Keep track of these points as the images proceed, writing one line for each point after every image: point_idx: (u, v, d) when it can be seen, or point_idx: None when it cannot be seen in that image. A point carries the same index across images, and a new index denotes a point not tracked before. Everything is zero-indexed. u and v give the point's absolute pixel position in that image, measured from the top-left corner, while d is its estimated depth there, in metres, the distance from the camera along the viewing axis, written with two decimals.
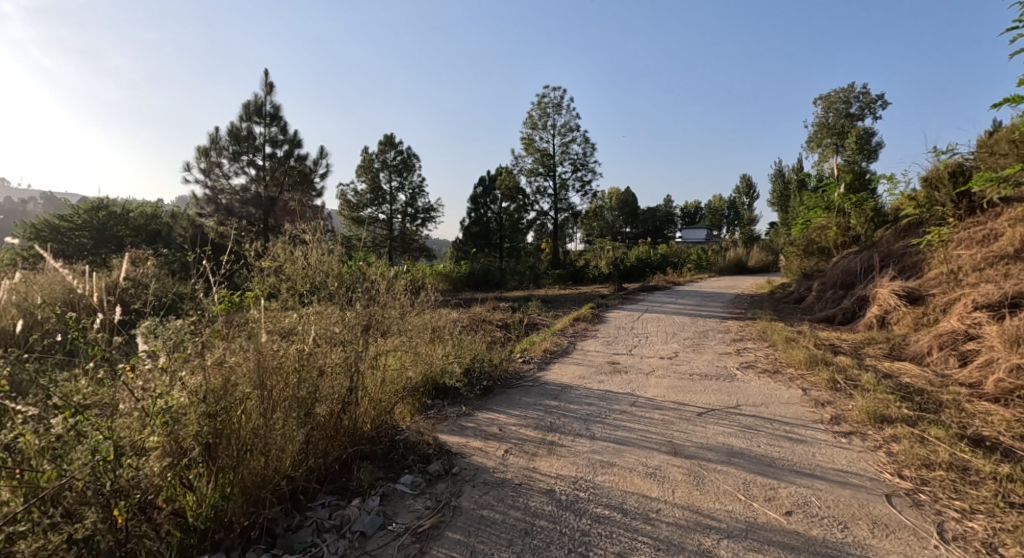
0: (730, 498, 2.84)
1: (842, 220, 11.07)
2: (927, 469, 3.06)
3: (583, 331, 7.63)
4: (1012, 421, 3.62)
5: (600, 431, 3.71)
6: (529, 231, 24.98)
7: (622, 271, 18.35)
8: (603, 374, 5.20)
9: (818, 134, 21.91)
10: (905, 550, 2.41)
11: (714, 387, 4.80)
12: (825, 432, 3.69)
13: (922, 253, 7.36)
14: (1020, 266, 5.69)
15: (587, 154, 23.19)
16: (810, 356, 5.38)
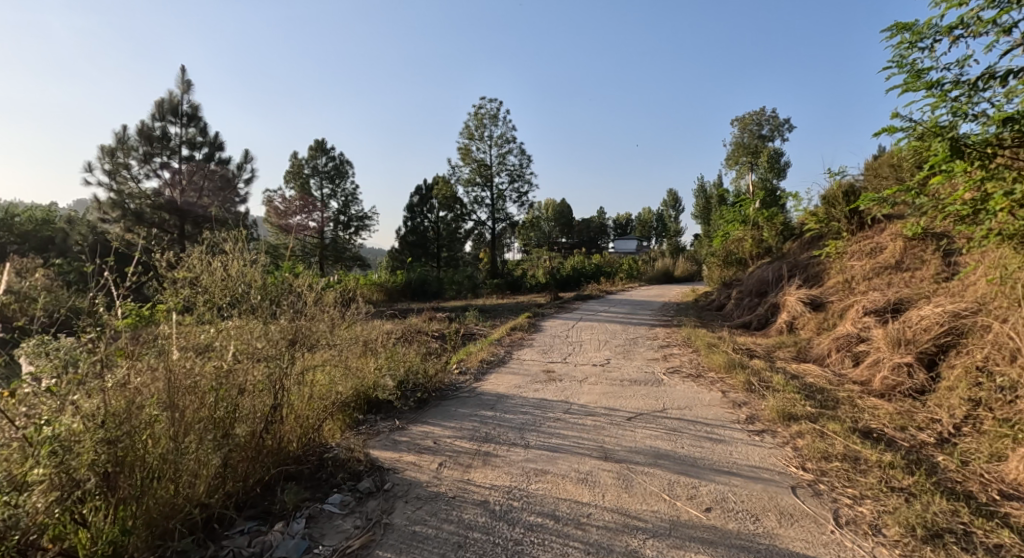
0: (656, 498, 2.98)
1: (756, 233, 11.98)
2: (825, 461, 3.36)
3: (519, 340, 7.71)
4: (896, 415, 4.05)
5: (534, 439, 3.76)
6: (468, 240, 25.03)
7: (559, 280, 18.78)
8: (538, 383, 5.28)
9: (735, 153, 23.60)
10: (806, 536, 2.63)
11: (642, 392, 5.01)
12: (741, 431, 3.96)
13: (823, 264, 8.10)
14: (901, 276, 6.40)
15: (522, 165, 23.59)
16: (728, 360, 5.76)
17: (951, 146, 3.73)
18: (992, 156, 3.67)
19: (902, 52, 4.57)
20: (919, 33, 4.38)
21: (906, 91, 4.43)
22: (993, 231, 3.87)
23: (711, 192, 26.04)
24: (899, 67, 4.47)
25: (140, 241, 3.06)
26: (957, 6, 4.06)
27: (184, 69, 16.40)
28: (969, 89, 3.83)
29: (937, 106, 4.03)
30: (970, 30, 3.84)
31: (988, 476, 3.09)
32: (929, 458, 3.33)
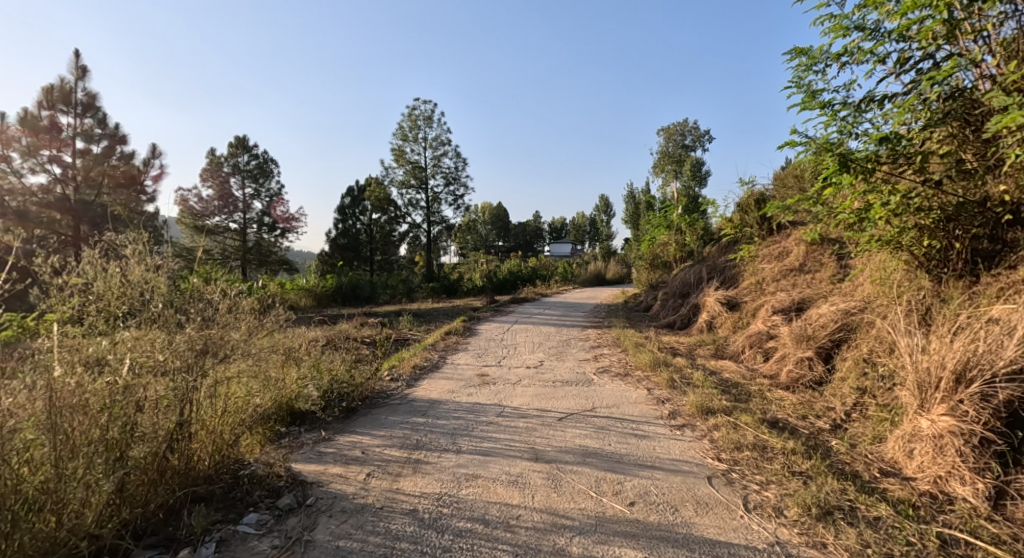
0: (583, 496, 3.06)
1: (679, 238, 12.66)
2: (738, 451, 3.61)
3: (453, 344, 7.65)
4: (799, 405, 4.43)
5: (465, 444, 3.75)
6: (401, 243, 24.56)
7: (495, 283, 18.87)
8: (472, 387, 5.26)
9: (661, 162, 24.81)
10: (719, 522, 2.80)
11: (573, 392, 5.13)
12: (663, 426, 4.16)
13: (739, 267, 8.69)
14: (803, 277, 7.00)
15: (457, 168, 23.54)
16: (654, 359, 6.04)
17: (838, 161, 4.13)
18: (872, 170, 4.11)
19: (800, 73, 5.01)
20: (813, 57, 4.82)
21: (803, 110, 4.85)
22: (875, 238, 4.39)
23: (639, 198, 27.19)
24: (797, 88, 4.90)
25: (19, 244, 2.73)
26: (843, 36, 4.52)
27: (78, 54, 14.93)
28: (853, 111, 4.28)
29: (827, 124, 4.46)
30: (853, 58, 4.28)
31: (872, 457, 3.43)
32: (824, 444, 3.65)
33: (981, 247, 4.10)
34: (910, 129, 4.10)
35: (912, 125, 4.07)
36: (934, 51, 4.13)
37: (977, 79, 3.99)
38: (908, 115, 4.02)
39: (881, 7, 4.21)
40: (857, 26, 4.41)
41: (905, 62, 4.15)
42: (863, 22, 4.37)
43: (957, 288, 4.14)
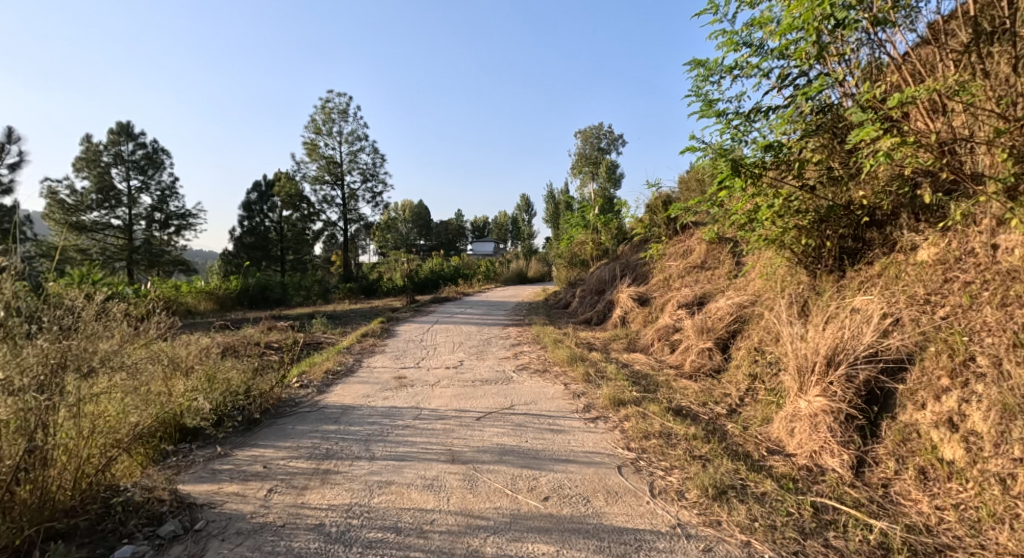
0: (499, 495, 3.04)
1: (595, 237, 13.13)
2: (646, 440, 3.77)
3: (370, 347, 7.36)
4: (700, 393, 4.74)
5: (379, 450, 3.60)
6: (318, 242, 23.28)
7: (417, 283, 18.48)
8: (388, 390, 5.08)
9: (578, 163, 25.60)
10: (627, 510, 2.91)
11: (492, 391, 5.13)
12: (578, 420, 4.27)
13: (649, 264, 9.17)
14: (705, 273, 7.51)
15: (375, 164, 22.84)
16: (570, 355, 6.20)
17: (730, 166, 4.44)
18: (759, 175, 4.47)
19: (698, 82, 5.35)
20: (710, 69, 5.16)
21: (702, 117, 5.18)
22: (762, 237, 4.79)
23: (560, 198, 27.86)
24: (696, 96, 5.22)
25: None
26: (734, 50, 4.88)
27: None
28: (744, 120, 4.63)
29: (722, 131, 4.79)
30: (744, 71, 4.63)
31: (761, 437, 3.74)
32: (721, 428, 3.93)
33: (847, 246, 4.56)
34: (790, 139, 4.51)
35: (791, 135, 4.48)
36: (809, 69, 4.57)
37: (842, 96, 4.49)
38: (788, 127, 4.42)
39: (765, 26, 4.60)
40: (746, 42, 4.77)
41: (785, 77, 4.56)
42: (750, 38, 4.74)
43: (828, 282, 4.62)
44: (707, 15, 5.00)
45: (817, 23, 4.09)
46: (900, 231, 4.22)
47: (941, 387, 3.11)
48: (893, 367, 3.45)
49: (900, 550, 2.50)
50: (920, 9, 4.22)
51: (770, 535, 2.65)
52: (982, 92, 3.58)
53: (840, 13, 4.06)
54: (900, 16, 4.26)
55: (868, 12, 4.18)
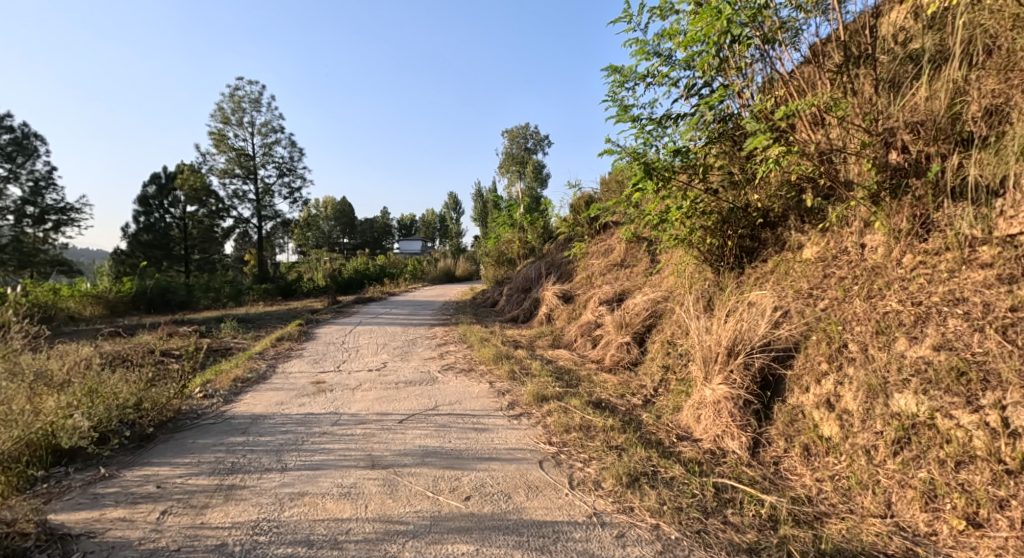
0: (420, 497, 3.00)
1: (522, 236, 13.30)
2: (566, 433, 3.88)
3: (286, 351, 6.99)
4: (618, 386, 4.96)
5: (292, 460, 3.43)
6: (228, 240, 21.69)
7: (340, 283, 17.76)
8: (304, 396, 4.84)
9: (505, 163, 25.82)
10: (546, 503, 2.98)
11: (416, 392, 5.05)
12: (502, 417, 4.31)
13: (573, 263, 9.43)
14: (625, 271, 7.84)
15: (291, 158, 21.69)
16: (496, 353, 6.25)
17: (643, 168, 4.68)
18: (669, 178, 4.75)
19: (614, 89, 5.58)
20: (625, 75, 5.40)
21: (618, 122, 5.41)
22: (673, 237, 5.09)
23: (487, 197, 27.94)
24: (613, 101, 5.44)
25: None
26: (646, 59, 5.14)
27: None
28: (656, 125, 4.89)
29: (636, 136, 5.03)
30: (655, 79, 4.89)
31: (672, 425, 3.98)
32: (637, 419, 4.13)
33: (745, 245, 4.94)
34: (695, 145, 4.82)
35: (697, 141, 4.80)
36: (711, 80, 4.92)
37: (740, 107, 4.87)
38: (695, 133, 4.72)
39: (673, 38, 4.88)
40: (657, 52, 5.04)
41: (691, 87, 4.87)
42: (660, 49, 5.01)
43: (729, 278, 4.99)
44: (621, 24, 5.22)
45: (716, 37, 4.40)
46: (788, 232, 4.64)
47: (820, 371, 3.46)
48: (783, 355, 3.79)
49: (786, 520, 2.76)
50: (803, 31, 4.67)
51: (676, 516, 2.82)
52: (851, 109, 4.04)
53: (735, 30, 4.40)
54: (787, 37, 4.69)
55: (759, 31, 4.58)
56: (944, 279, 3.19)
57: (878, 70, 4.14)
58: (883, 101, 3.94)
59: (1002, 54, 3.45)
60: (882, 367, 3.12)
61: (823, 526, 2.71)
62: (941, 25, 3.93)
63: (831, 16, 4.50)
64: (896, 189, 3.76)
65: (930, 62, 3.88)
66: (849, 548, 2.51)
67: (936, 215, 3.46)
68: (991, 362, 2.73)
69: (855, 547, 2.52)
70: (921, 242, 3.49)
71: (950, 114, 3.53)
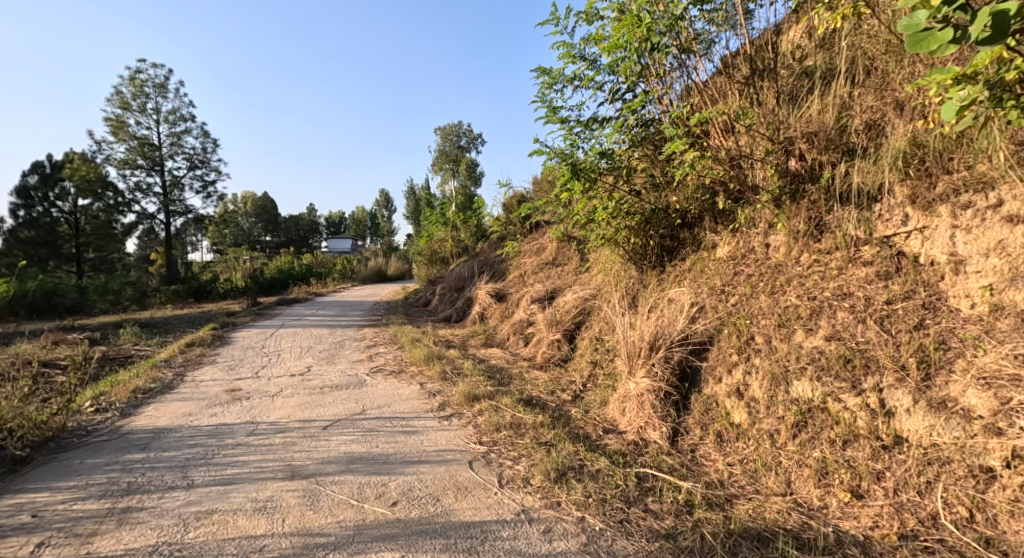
0: (343, 507, 2.89)
1: (455, 235, 13.17)
2: (497, 432, 3.89)
3: (197, 358, 6.48)
4: (549, 382, 5.05)
5: (201, 476, 3.18)
6: (130, 238, 19.82)
7: (262, 283, 16.73)
8: (217, 406, 4.52)
9: (437, 160, 25.48)
10: (475, 504, 2.97)
11: (342, 396, 4.86)
12: (432, 419, 4.24)
13: (505, 262, 9.47)
14: (556, 270, 7.97)
15: (203, 150, 20.20)
16: (428, 353, 6.15)
17: (570, 169, 4.87)
18: (595, 179, 4.89)
19: (543, 90, 5.66)
20: (554, 77, 5.49)
21: (546, 123, 5.49)
22: (600, 236, 5.25)
23: (420, 195, 27.47)
24: (542, 102, 5.52)
25: None
26: (573, 62, 5.25)
27: None
28: (583, 128, 5.01)
29: (564, 137, 5.14)
30: (581, 82, 5.01)
31: (599, 418, 4.10)
32: (566, 414, 4.22)
33: (666, 245, 5.18)
34: (619, 148, 5.00)
35: (621, 144, 5.00)
36: (634, 86, 5.11)
37: (661, 112, 5.09)
38: (619, 136, 4.89)
39: (598, 43, 5.02)
40: (583, 55, 5.17)
41: (615, 91, 5.04)
42: (586, 53, 5.14)
43: (652, 277, 5.20)
44: (549, 26, 5.30)
45: (637, 44, 4.58)
46: (704, 232, 4.91)
47: (732, 362, 3.70)
48: (699, 348, 4.01)
49: (700, 504, 2.92)
50: (715, 44, 4.96)
51: (600, 508, 2.91)
52: (757, 118, 4.34)
53: (654, 38, 4.59)
54: (701, 48, 4.96)
55: (676, 41, 4.81)
56: (836, 276, 3.51)
57: (779, 83, 4.49)
58: (785, 112, 4.27)
59: (879, 73, 3.85)
60: (784, 356, 3.39)
61: (732, 507, 2.89)
62: (831, 45, 4.31)
63: (740, 31, 4.83)
64: (795, 194, 4.10)
65: (821, 78, 4.25)
66: (755, 526, 2.69)
67: (828, 217, 3.80)
68: (871, 349, 3.03)
69: (759, 524, 2.69)
70: (815, 243, 3.82)
71: (838, 126, 3.89)
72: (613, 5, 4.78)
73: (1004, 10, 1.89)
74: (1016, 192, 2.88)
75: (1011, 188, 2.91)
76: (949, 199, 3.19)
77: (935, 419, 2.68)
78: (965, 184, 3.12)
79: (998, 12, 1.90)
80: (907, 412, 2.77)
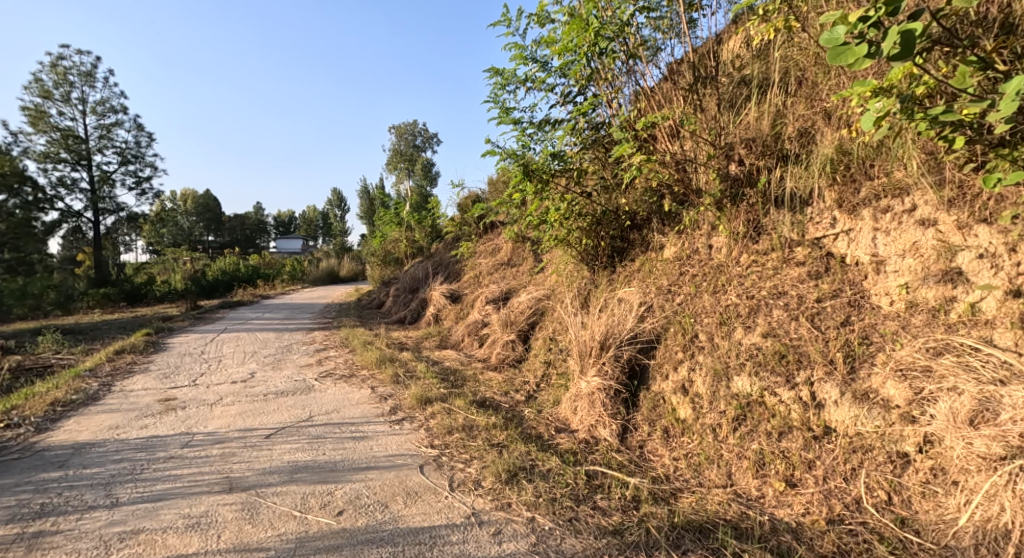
0: (285, 518, 2.78)
1: (409, 235, 12.95)
2: (449, 435, 3.85)
3: (127, 366, 6.09)
4: (503, 383, 5.05)
5: (128, 493, 2.98)
6: (53, 237, 18.38)
7: (205, 287, 15.83)
8: (148, 417, 4.25)
9: (392, 159, 24.95)
10: (424, 509, 2.92)
11: (287, 403, 4.68)
12: (383, 423, 4.15)
13: (460, 262, 9.42)
14: (511, 270, 7.99)
15: (136, 143, 19.03)
16: (379, 356, 6.01)
17: (523, 170, 4.90)
18: (547, 180, 4.94)
19: (496, 90, 5.66)
20: (506, 78, 5.50)
21: (499, 123, 5.50)
22: (552, 236, 5.30)
23: (374, 195, 26.92)
24: (495, 103, 5.51)
25: None
26: (525, 64, 5.28)
27: None
28: (536, 129, 5.05)
29: (517, 138, 5.16)
30: (533, 84, 5.04)
31: (551, 418, 4.13)
32: (519, 415, 4.23)
33: (617, 245, 5.28)
34: (570, 150, 5.06)
35: (572, 147, 5.08)
36: (584, 89, 5.19)
37: (610, 116, 5.19)
38: (569, 138, 4.95)
39: (549, 46, 5.07)
40: (534, 57, 5.20)
41: (566, 94, 5.10)
42: (537, 55, 5.18)
43: (603, 277, 5.30)
44: (501, 27, 5.31)
45: (586, 48, 4.66)
46: (652, 233, 5.04)
47: (677, 359, 3.81)
48: (647, 346, 4.11)
49: (646, 499, 2.99)
50: (661, 50, 5.10)
51: (550, 507, 2.93)
52: (700, 124, 4.51)
53: (603, 43, 4.69)
54: (648, 54, 5.09)
55: (624, 46, 4.92)
56: (772, 276, 3.69)
57: (720, 91, 4.67)
58: (725, 118, 4.46)
59: (809, 84, 4.06)
60: (724, 353, 3.53)
61: (676, 501, 2.98)
62: (766, 56, 4.54)
63: (684, 39, 4.95)
64: (735, 197, 4.27)
65: (758, 87, 4.46)
66: (697, 519, 2.78)
67: (765, 220, 3.99)
68: (803, 345, 3.20)
69: (701, 517, 2.79)
70: (754, 244, 4.00)
71: (773, 132, 4.08)
72: (564, 9, 4.84)
73: (910, 30, 2.02)
74: (927, 198, 3.10)
75: (923, 194, 3.14)
76: (871, 204, 3.40)
77: (859, 409, 2.85)
78: (885, 190, 3.34)
79: (906, 31, 2.03)
80: (834, 404, 2.94)
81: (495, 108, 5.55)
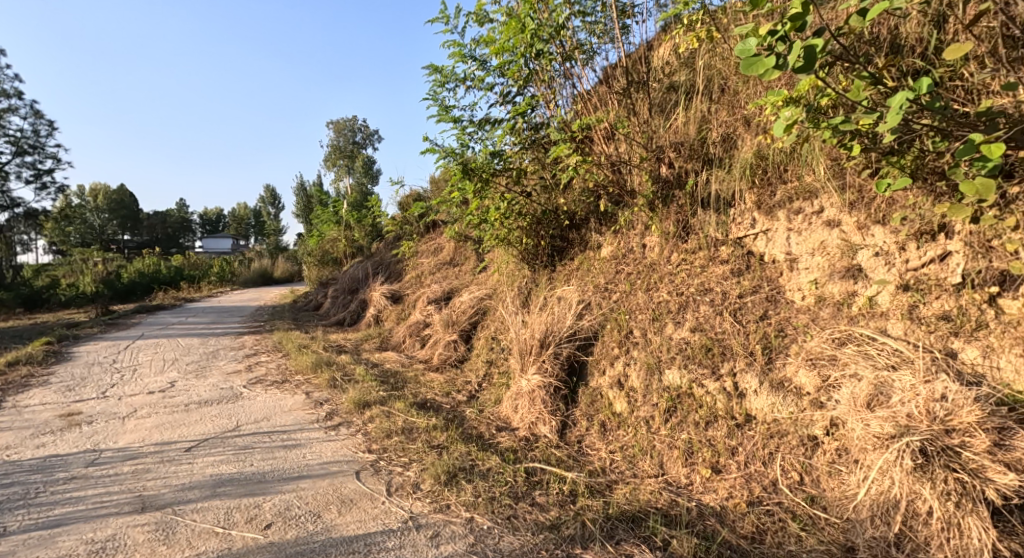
0: (206, 535, 2.62)
1: (348, 234, 12.54)
2: (387, 439, 3.77)
3: (24, 379, 5.51)
4: (444, 384, 5.00)
5: (20, 521, 2.70)
6: None
7: (121, 290, 14.62)
8: (48, 435, 3.87)
9: (330, 156, 24.10)
10: (360, 516, 2.85)
11: (211, 412, 4.41)
12: (318, 430, 4.00)
13: (402, 262, 9.24)
14: (454, 270, 7.93)
15: (35, 133, 17.30)
16: (315, 360, 5.79)
17: (462, 169, 4.87)
18: (487, 179, 4.93)
19: (436, 88, 5.59)
20: (445, 76, 5.44)
21: (439, 121, 5.43)
22: (493, 236, 5.30)
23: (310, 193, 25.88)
24: (434, 101, 5.45)
25: None
26: (463, 62, 5.24)
27: None
28: (475, 128, 5.03)
29: (457, 137, 5.12)
30: (473, 83, 5.02)
31: (493, 417, 4.14)
32: (460, 415, 4.21)
33: (556, 245, 5.36)
34: (510, 149, 5.08)
35: (511, 147, 5.10)
36: (523, 89, 5.23)
37: (549, 117, 5.26)
38: (508, 137, 4.96)
39: (487, 45, 5.07)
40: (473, 56, 5.18)
41: (505, 94, 5.11)
42: (476, 53, 5.16)
43: (543, 275, 5.36)
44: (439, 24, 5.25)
45: (523, 49, 4.70)
46: (590, 233, 5.15)
47: (614, 355, 3.92)
48: (585, 343, 4.21)
49: (582, 492, 3.06)
50: (596, 55, 5.24)
51: (489, 506, 2.93)
52: (633, 127, 4.66)
53: (540, 45, 4.75)
54: (584, 57, 5.20)
55: (560, 49, 5.01)
56: (700, 273, 3.87)
57: (650, 96, 4.86)
58: (656, 122, 4.64)
59: (731, 91, 4.30)
60: (657, 348, 3.68)
61: (611, 493, 3.07)
62: (693, 64, 4.76)
63: (618, 44, 5.10)
64: (667, 198, 4.44)
65: (685, 94, 4.68)
66: (630, 509, 2.88)
67: (693, 220, 4.18)
68: (727, 338, 3.40)
69: (634, 507, 2.89)
70: (683, 243, 4.18)
71: (699, 137, 4.29)
72: (502, 9, 4.85)
73: (812, 46, 2.18)
74: (833, 200, 3.36)
75: (829, 197, 3.41)
76: (786, 205, 3.65)
77: (776, 397, 3.06)
78: (797, 193, 3.60)
79: (808, 47, 2.18)
80: (755, 393, 3.13)
81: (434, 105, 5.47)
